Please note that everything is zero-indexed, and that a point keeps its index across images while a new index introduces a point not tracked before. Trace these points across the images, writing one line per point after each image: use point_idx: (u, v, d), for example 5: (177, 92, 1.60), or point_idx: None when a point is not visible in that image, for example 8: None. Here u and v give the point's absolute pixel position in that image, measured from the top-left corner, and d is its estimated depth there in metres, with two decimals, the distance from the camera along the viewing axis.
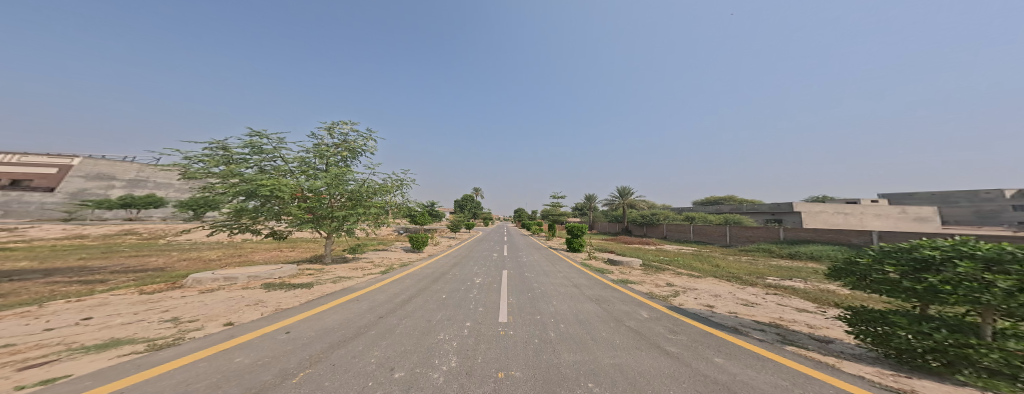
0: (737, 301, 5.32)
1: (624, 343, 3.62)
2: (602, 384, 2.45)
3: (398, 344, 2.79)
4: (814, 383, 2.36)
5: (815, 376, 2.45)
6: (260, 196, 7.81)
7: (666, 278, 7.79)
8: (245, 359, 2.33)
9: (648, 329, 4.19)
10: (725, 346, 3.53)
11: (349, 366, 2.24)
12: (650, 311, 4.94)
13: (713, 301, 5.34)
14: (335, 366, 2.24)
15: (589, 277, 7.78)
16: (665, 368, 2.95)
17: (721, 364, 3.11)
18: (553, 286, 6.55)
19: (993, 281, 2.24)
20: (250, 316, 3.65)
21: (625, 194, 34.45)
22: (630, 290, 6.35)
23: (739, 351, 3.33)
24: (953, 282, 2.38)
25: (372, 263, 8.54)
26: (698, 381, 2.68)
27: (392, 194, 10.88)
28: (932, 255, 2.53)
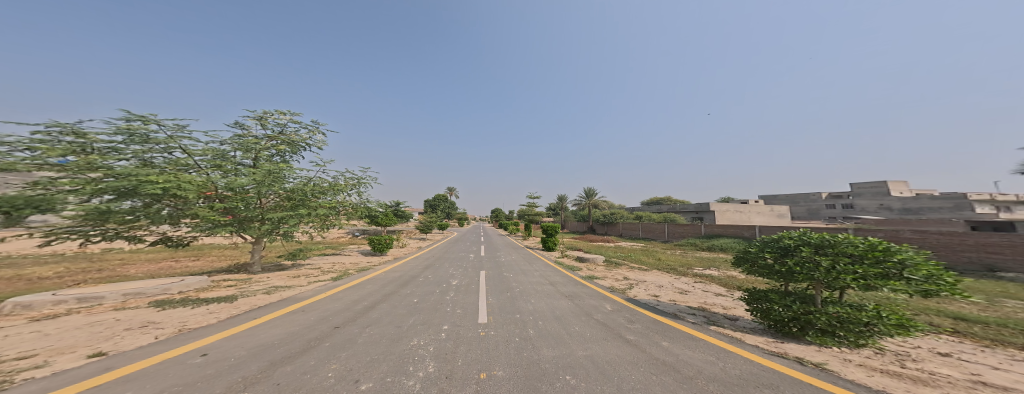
0: (676, 290, 5.96)
1: (600, 335, 3.93)
2: (579, 375, 2.68)
3: (364, 355, 2.80)
4: (731, 356, 2.79)
5: (730, 349, 2.90)
6: (145, 195, 6.19)
7: (623, 272, 8.44)
8: (195, 384, 2.21)
9: (610, 320, 4.56)
10: (671, 329, 4.00)
11: (301, 384, 2.24)
12: (613, 304, 5.35)
13: (660, 290, 5.98)
14: (282, 385, 2.24)
15: (552, 274, 8.20)
16: (627, 355, 3.30)
17: (666, 347, 3.52)
18: (532, 284, 6.79)
19: (820, 261, 2.84)
20: (135, 341, 3.21)
21: (592, 195, 35.98)
22: (597, 286, 6.81)
23: (680, 334, 3.75)
24: (800, 263, 2.94)
25: (319, 270, 8.11)
26: (651, 364, 3.07)
27: (342, 192, 10.32)
28: (789, 243, 3.10)
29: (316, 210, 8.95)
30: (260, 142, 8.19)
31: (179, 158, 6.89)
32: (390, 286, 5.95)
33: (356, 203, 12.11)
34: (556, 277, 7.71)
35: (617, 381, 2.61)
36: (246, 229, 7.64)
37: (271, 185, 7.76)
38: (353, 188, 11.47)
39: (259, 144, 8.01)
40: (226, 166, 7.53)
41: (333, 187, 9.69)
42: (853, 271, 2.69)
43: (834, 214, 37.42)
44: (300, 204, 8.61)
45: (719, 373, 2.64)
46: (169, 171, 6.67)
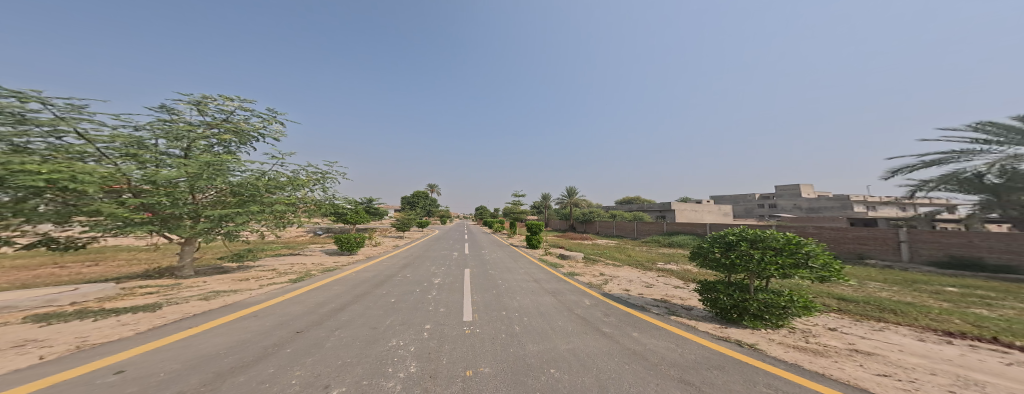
0: (643, 284, 6.35)
1: (584, 330, 4.09)
2: (561, 368, 2.83)
3: (336, 359, 2.76)
4: (685, 344, 3.05)
5: (685, 336, 3.17)
6: (20, 188, 4.88)
7: (599, 268, 8.79)
8: None
9: (588, 315, 4.75)
10: (639, 321, 4.25)
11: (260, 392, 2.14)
12: (592, 299, 5.58)
13: (632, 284, 6.34)
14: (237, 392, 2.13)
15: (530, 271, 8.42)
16: (603, 347, 3.50)
17: (636, 337, 3.77)
18: (517, 281, 6.92)
19: (755, 255, 3.16)
20: (18, 363, 2.58)
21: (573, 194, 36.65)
22: (576, 282, 7.07)
23: (648, 325, 4.00)
24: (739, 257, 3.25)
25: (272, 271, 7.70)
26: (623, 353, 3.29)
27: (298, 187, 9.50)
28: (732, 238, 3.40)
29: (268, 207, 8.07)
30: (195, 130, 7.03)
31: (70, 145, 5.57)
32: (364, 287, 5.88)
33: (312, 198, 11.30)
34: (532, 274, 7.92)
35: (596, 372, 2.76)
36: (173, 229, 6.55)
37: (211, 179, 6.70)
38: (312, 184, 10.62)
39: (192, 132, 6.93)
40: (144, 157, 6.30)
41: (288, 181, 8.98)
42: (778, 263, 3.03)
43: (767, 205, 41.35)
44: (249, 200, 7.74)
45: (678, 359, 2.88)
46: (59, 159, 5.39)
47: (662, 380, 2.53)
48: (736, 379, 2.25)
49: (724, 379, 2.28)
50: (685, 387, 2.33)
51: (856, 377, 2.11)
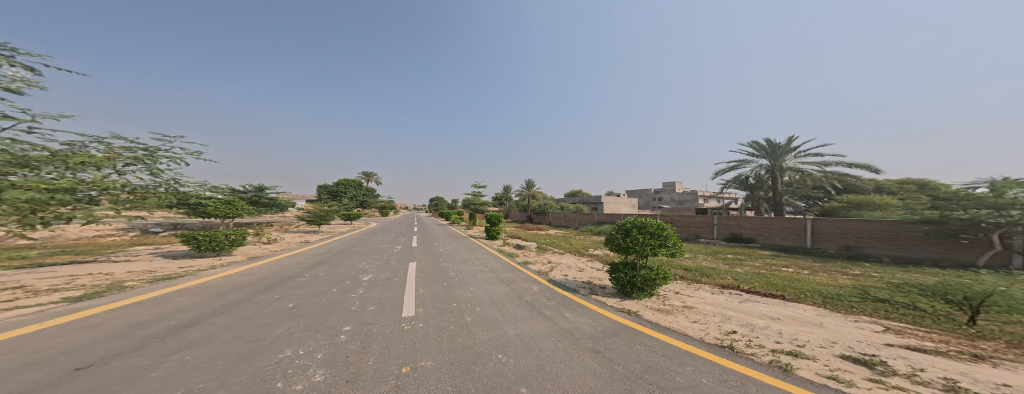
0: (578, 268, 7.11)
1: (538, 313, 4.21)
2: (509, 353, 2.81)
3: (179, 387, 2.19)
4: (598, 319, 3.51)
5: (599, 312, 3.67)
6: None
7: (546, 256, 9.45)
8: None
9: (534, 300, 4.84)
10: (573, 303, 4.55)
11: None
12: (540, 285, 5.88)
13: (570, 269, 7.01)
14: None
15: (482, 261, 8.66)
16: (546, 329, 3.58)
17: (569, 318, 3.95)
18: (473, 273, 7.03)
19: (642, 239, 3.85)
20: None
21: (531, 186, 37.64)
22: (528, 270, 7.46)
23: (576, 304, 4.48)
24: (632, 241, 3.89)
25: (76, 283, 5.65)
26: (562, 335, 3.40)
27: (76, 169, 5.66)
28: (626, 226, 4.00)
29: None
30: None
31: None
32: (248, 294, 4.98)
33: (115, 185, 6.51)
34: (468, 263, 8.17)
35: (537, 353, 2.87)
36: None
37: None
38: (116, 163, 6.28)
39: None
40: None
41: (42, 158, 5.17)
42: (650, 244, 3.83)
43: (652, 192, 48.84)
44: None
45: (597, 332, 3.27)
46: None
47: (581, 352, 2.89)
48: (623, 342, 2.75)
49: (617, 343, 2.78)
50: (596, 356, 2.75)
51: (682, 325, 3.02)
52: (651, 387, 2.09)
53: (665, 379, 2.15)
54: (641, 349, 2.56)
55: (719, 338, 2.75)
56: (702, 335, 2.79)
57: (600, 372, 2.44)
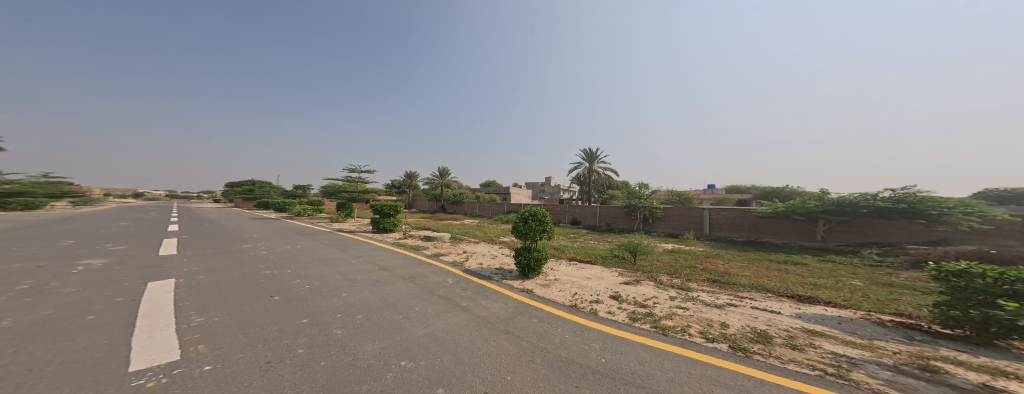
0: (492, 255, 7.78)
1: (428, 313, 4.06)
2: (416, 357, 2.74)
3: None
4: (508, 298, 3.92)
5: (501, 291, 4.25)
6: None
7: (463, 246, 9.79)
8: None
9: (449, 293, 4.96)
10: (489, 289, 4.86)
11: None
12: (454, 277, 5.95)
13: (485, 257, 7.60)
14: None
15: (360, 260, 7.33)
16: (461, 320, 3.72)
17: (485, 305, 4.21)
18: (356, 274, 6.05)
19: (542, 228, 4.39)
20: None
21: (444, 175, 36.82)
22: (441, 262, 7.43)
23: (489, 290, 4.82)
24: (535, 228, 4.37)
25: None
26: (479, 323, 3.60)
27: None
28: (530, 215, 4.44)
29: None
30: None
31: None
32: None
33: None
34: (328, 267, 6.48)
35: (454, 347, 2.94)
36: None
37: None
38: None
39: None
40: None
41: None
42: (544, 231, 4.43)
43: (543, 184, 55.81)
44: None
45: (503, 313, 3.68)
46: None
47: (495, 336, 3.14)
48: (525, 317, 3.17)
49: (523, 320, 3.13)
50: (509, 337, 3.01)
51: (550, 292, 3.84)
52: (547, 355, 2.44)
53: (549, 344, 2.59)
54: (536, 321, 3.02)
55: (571, 300, 3.60)
56: (562, 299, 3.58)
57: (509, 350, 2.72)
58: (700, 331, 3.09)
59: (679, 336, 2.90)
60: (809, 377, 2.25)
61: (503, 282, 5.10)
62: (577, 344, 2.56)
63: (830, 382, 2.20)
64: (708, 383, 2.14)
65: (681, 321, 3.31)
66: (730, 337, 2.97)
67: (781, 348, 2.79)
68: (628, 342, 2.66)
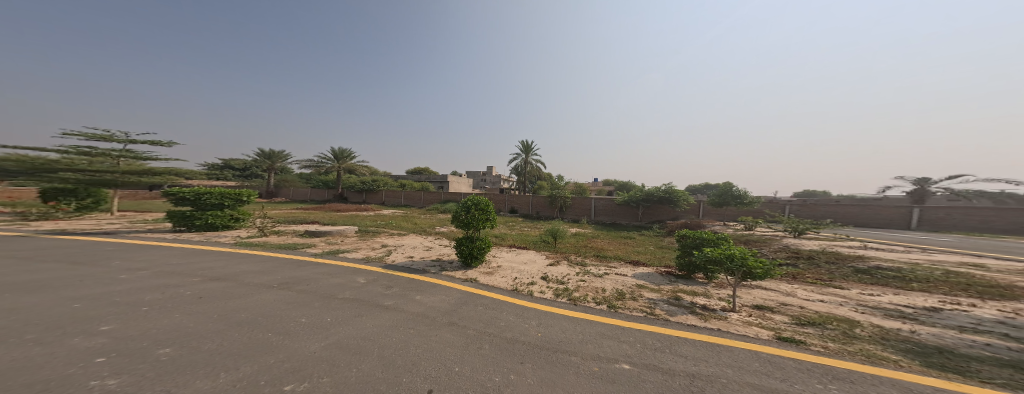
0: (424, 248, 7.81)
1: (319, 322, 3.24)
2: (336, 369, 2.29)
3: None
4: (451, 290, 3.93)
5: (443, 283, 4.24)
6: None
7: (380, 240, 9.14)
8: None
9: (368, 292, 4.51)
10: (423, 284, 4.72)
11: None
12: (367, 276, 5.32)
13: (416, 250, 7.57)
14: None
15: (138, 275, 4.66)
16: (387, 322, 3.42)
17: (419, 300, 4.08)
18: (146, 292, 3.84)
19: (487, 217, 4.46)
20: None
21: (342, 155, 32.21)
22: (345, 260, 6.50)
23: (427, 285, 4.67)
24: (480, 218, 4.40)
25: None
26: (415, 321, 3.45)
27: None
28: (475, 204, 4.45)
29: None
30: None
31: None
32: None
33: None
34: (85, 289, 3.91)
35: (382, 350, 2.70)
36: None
37: None
38: None
39: None
40: None
41: None
42: (487, 221, 4.51)
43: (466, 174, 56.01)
44: None
45: (444, 305, 3.64)
46: None
47: (439, 329, 3.10)
48: (472, 307, 3.28)
49: (470, 311, 3.19)
50: (454, 328, 3.02)
51: (495, 279, 4.01)
52: (493, 339, 2.58)
53: (495, 328, 2.73)
54: (481, 309, 3.13)
55: (513, 284, 3.86)
56: (505, 285, 3.80)
57: (456, 341, 2.74)
58: (594, 298, 3.67)
59: (586, 304, 3.45)
60: (639, 317, 3.23)
61: (443, 274, 5.05)
62: (519, 323, 2.78)
63: (652, 319, 3.23)
64: (603, 339, 2.67)
65: (587, 293, 3.80)
66: (607, 295, 3.81)
67: (631, 302, 3.65)
68: (555, 316, 3.00)
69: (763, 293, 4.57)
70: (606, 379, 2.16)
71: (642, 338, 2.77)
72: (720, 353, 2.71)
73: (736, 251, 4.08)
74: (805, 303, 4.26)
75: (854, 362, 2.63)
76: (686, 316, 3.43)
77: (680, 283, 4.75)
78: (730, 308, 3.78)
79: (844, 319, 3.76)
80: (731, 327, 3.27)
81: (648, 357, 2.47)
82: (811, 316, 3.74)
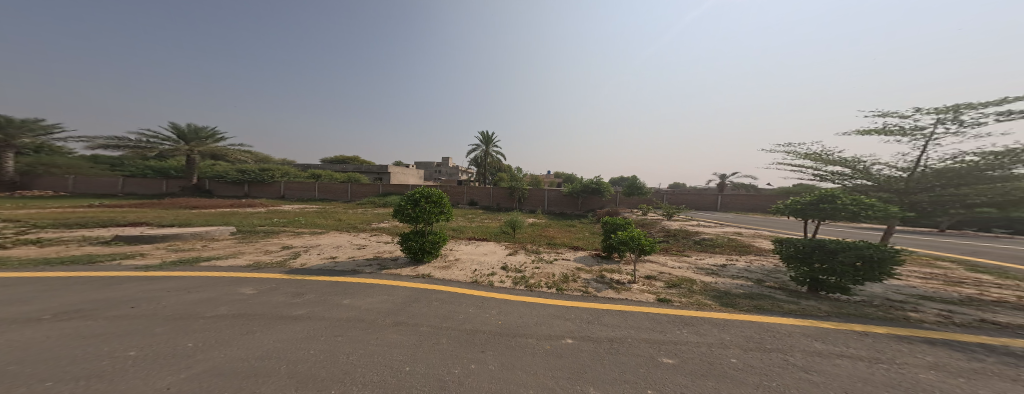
0: (355, 246, 7.05)
1: (180, 350, 2.47)
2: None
3: None
4: (397, 289, 3.71)
5: (387, 283, 3.98)
6: None
7: (282, 241, 7.73)
8: None
9: (266, 302, 3.75)
10: (352, 287, 4.27)
11: None
12: (259, 286, 4.42)
13: (345, 249, 6.82)
14: None
15: None
16: (298, 333, 2.89)
17: (348, 304, 3.67)
18: None
19: (441, 212, 4.31)
20: None
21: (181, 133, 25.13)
22: (212, 270, 5.16)
23: (360, 287, 4.23)
24: (432, 212, 4.23)
25: None
26: (337, 327, 3.03)
27: None
28: (427, 198, 4.22)
29: None
30: None
31: None
32: None
33: None
34: None
35: (294, 365, 2.28)
36: None
37: None
38: None
39: None
40: None
41: None
42: (440, 215, 4.36)
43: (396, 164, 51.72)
44: None
45: (385, 306, 3.39)
46: None
47: (383, 330, 2.88)
48: (424, 305, 3.20)
49: (421, 309, 3.12)
50: (399, 328, 2.86)
51: (451, 275, 4.02)
52: (450, 333, 2.58)
53: (453, 321, 2.75)
54: (438, 304, 3.12)
55: (472, 276, 3.95)
56: (463, 278, 3.87)
57: (405, 341, 2.61)
58: (546, 283, 3.98)
59: (542, 288, 3.76)
60: (577, 296, 3.63)
61: (384, 273, 4.69)
62: (478, 314, 2.84)
63: (587, 296, 3.67)
64: (553, 319, 2.94)
65: (541, 279, 4.10)
66: (555, 279, 4.19)
67: (572, 283, 4.09)
68: (513, 303, 3.14)
69: (653, 265, 5.59)
70: (556, 355, 2.39)
71: (578, 314, 3.15)
72: (626, 318, 3.29)
73: (636, 232, 5.00)
74: (673, 270, 5.41)
75: (729, 312, 3.66)
76: (607, 290, 4.03)
77: (603, 263, 5.54)
78: (632, 280, 4.56)
79: (694, 280, 4.95)
80: (633, 295, 3.98)
81: (586, 330, 2.84)
82: (674, 280, 4.83)
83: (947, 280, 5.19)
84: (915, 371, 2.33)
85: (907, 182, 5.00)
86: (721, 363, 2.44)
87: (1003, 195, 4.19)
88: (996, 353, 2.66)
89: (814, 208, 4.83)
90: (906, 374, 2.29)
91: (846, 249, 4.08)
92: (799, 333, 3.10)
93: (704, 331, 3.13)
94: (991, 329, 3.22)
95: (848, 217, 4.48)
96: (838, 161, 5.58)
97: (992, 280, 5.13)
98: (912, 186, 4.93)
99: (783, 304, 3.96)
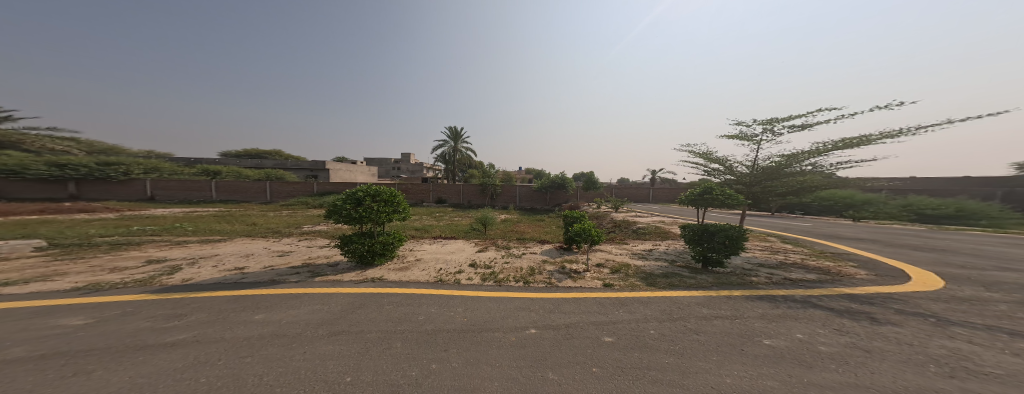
0: (275, 253, 6.01)
1: None
2: None
3: None
4: (336, 297, 3.28)
5: (321, 291, 3.49)
6: None
7: (150, 254, 6.04)
8: None
9: (116, 331, 2.88)
10: (266, 299, 3.62)
11: None
12: (105, 312, 3.38)
13: (260, 257, 5.75)
14: None
15: None
16: (179, 361, 2.30)
17: (260, 320, 3.08)
18: None
19: (394, 212, 3.98)
20: None
21: None
22: (23, 299, 3.75)
23: (280, 299, 3.61)
24: (384, 212, 3.88)
25: None
26: (243, 348, 2.50)
27: None
28: (377, 196, 3.85)
29: None
30: None
31: None
32: None
33: None
34: None
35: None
36: None
37: None
38: None
39: None
40: None
41: None
42: (394, 215, 4.02)
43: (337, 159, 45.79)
44: None
45: (318, 316, 2.96)
46: None
47: (318, 342, 2.52)
48: (372, 310, 2.89)
49: (367, 315, 2.82)
50: (336, 338, 2.53)
51: (405, 276, 3.74)
52: (407, 335, 2.41)
53: (411, 323, 2.57)
54: (390, 308, 2.87)
55: (436, 276, 3.76)
56: (426, 278, 3.65)
57: (345, 350, 2.33)
58: (517, 277, 4.02)
59: (512, 282, 3.79)
60: (543, 288, 3.78)
61: (313, 281, 4.10)
62: (441, 313, 2.72)
63: (553, 287, 3.85)
64: (519, 311, 3.00)
65: (510, 273, 4.12)
66: (525, 273, 4.25)
67: (538, 276, 4.22)
68: (480, 299, 3.09)
69: (602, 254, 6.20)
70: (520, 346, 2.44)
71: (541, 304, 3.27)
72: (580, 303, 3.57)
73: (589, 225, 5.41)
74: (617, 258, 6.05)
75: (664, 290, 4.29)
76: (568, 280, 4.29)
77: (565, 254, 5.89)
78: (587, 269, 4.95)
79: (630, 265, 5.60)
80: (586, 282, 4.34)
81: (547, 319, 2.97)
82: (615, 266, 5.41)
83: (769, 250, 6.93)
84: (751, 321, 3.08)
85: (749, 177, 6.26)
86: (640, 335, 2.83)
87: (790, 187, 6.03)
88: (789, 301, 3.66)
89: (703, 201, 5.99)
90: (747, 325, 2.99)
91: (719, 231, 5.14)
92: (692, 302, 3.78)
93: (634, 309, 3.57)
94: (788, 284, 4.39)
95: (718, 204, 5.84)
96: (716, 160, 6.89)
97: (790, 248, 7.04)
98: (752, 181, 6.25)
99: (685, 280, 4.78)
